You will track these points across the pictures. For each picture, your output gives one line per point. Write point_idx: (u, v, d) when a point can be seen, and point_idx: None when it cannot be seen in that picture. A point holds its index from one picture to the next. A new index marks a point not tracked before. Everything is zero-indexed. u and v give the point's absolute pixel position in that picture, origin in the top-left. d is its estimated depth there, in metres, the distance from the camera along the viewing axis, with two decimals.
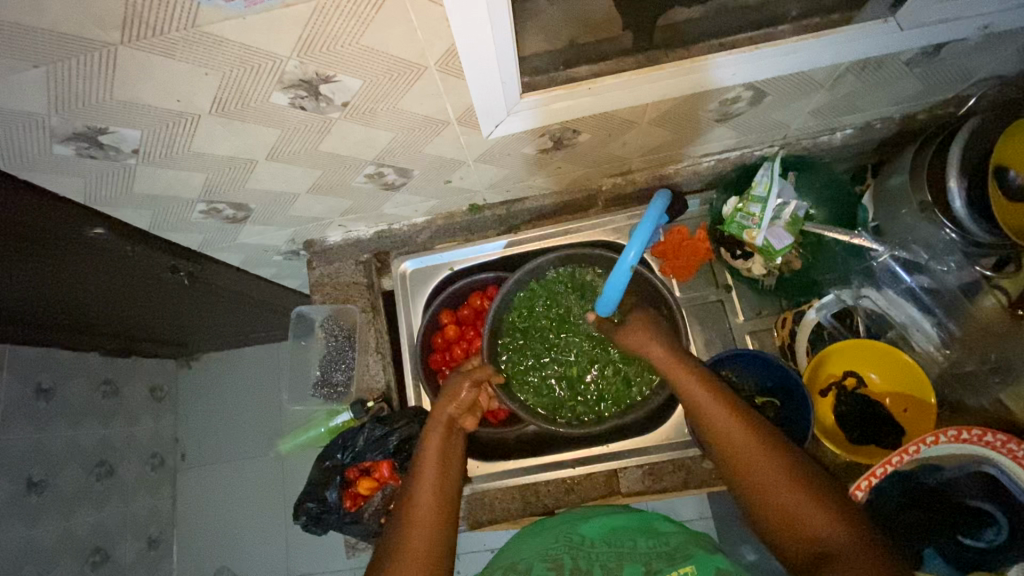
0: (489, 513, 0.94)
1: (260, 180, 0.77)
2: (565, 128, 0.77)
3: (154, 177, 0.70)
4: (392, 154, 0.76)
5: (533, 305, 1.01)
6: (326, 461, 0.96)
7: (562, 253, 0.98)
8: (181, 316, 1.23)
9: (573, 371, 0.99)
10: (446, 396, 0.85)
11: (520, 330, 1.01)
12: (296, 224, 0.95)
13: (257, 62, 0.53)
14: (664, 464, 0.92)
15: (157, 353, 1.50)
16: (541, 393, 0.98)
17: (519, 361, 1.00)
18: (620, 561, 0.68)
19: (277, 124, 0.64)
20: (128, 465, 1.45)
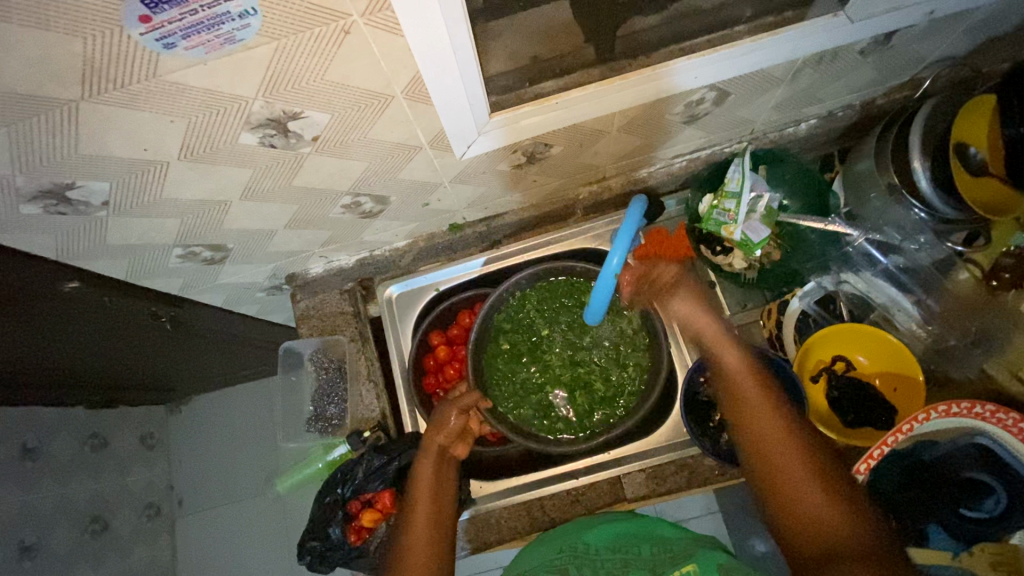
0: (497, 533, 0.92)
1: (236, 220, 0.76)
2: (536, 142, 0.78)
3: (126, 226, 0.69)
4: (367, 183, 0.76)
5: (515, 320, 1.01)
6: (326, 497, 0.94)
7: (541, 267, 0.99)
8: (166, 361, 1.21)
9: (562, 384, 1.00)
10: (436, 423, 0.84)
11: (503, 348, 1.01)
12: (278, 259, 0.94)
13: (222, 105, 0.53)
14: (662, 464, 0.91)
15: (145, 400, 1.47)
16: (530, 411, 0.99)
17: (505, 381, 1.00)
18: (626, 568, 0.71)
19: (248, 164, 0.64)
20: (123, 519, 1.41)
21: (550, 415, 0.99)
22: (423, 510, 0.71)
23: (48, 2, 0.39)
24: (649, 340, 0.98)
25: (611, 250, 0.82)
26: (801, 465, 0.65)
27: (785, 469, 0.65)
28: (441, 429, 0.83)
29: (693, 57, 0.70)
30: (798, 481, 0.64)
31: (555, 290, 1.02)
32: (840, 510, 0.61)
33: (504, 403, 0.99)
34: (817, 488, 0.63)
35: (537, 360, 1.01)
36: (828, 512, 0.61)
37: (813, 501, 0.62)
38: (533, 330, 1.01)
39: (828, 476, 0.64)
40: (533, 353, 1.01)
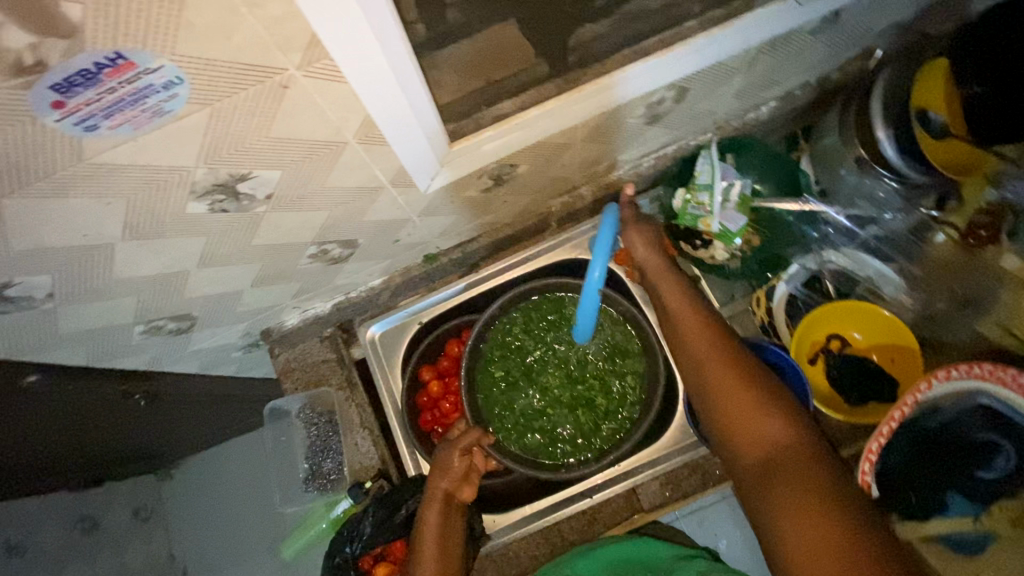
0: (516, 566, 0.89)
1: (198, 287, 0.72)
2: (500, 165, 0.75)
3: (79, 313, 0.64)
4: (332, 230, 0.73)
5: (503, 346, 0.99)
6: (336, 558, 0.91)
7: (522, 288, 0.97)
8: (148, 434, 1.15)
9: (561, 404, 0.97)
10: (440, 468, 0.86)
11: (494, 376, 0.98)
12: (250, 318, 0.90)
13: (162, 179, 0.49)
14: (673, 470, 0.90)
15: (130, 474, 1.40)
16: (532, 435, 0.96)
17: (502, 409, 0.97)
18: None
19: (201, 232, 0.60)
20: None
21: (553, 437, 0.96)
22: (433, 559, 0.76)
23: None
24: (642, 343, 0.95)
25: (592, 261, 0.79)
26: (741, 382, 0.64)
27: (729, 396, 0.64)
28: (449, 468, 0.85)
29: (649, 59, 0.68)
30: (742, 397, 0.63)
31: (539, 309, 0.99)
32: (778, 418, 0.60)
33: (504, 435, 0.96)
34: (760, 400, 0.62)
35: (532, 385, 0.98)
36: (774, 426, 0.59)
37: (758, 416, 0.61)
38: (522, 353, 0.99)
39: (762, 389, 0.63)
40: (525, 377, 0.98)
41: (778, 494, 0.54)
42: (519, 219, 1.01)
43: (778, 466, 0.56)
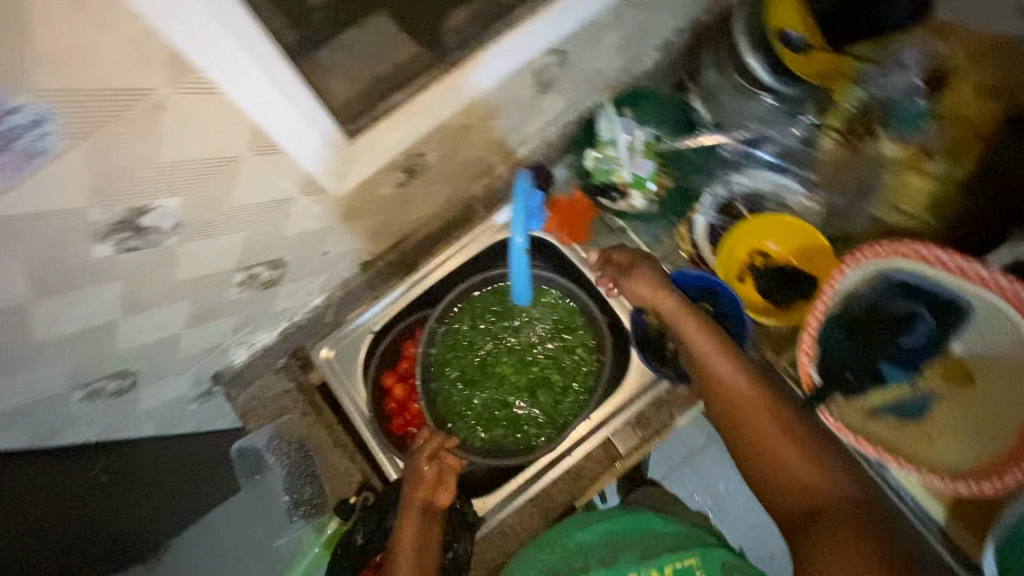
0: (515, 540, 0.92)
1: (130, 337, 0.71)
2: (404, 156, 0.77)
3: (7, 387, 0.63)
4: (254, 251, 0.73)
5: (453, 347, 1.02)
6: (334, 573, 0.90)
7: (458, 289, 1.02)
8: None
9: (517, 388, 1.00)
10: (411, 477, 0.87)
11: (451, 378, 1.01)
12: (196, 361, 0.88)
13: (58, 226, 0.50)
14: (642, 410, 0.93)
15: None
16: (495, 425, 0.99)
17: (461, 402, 1.01)
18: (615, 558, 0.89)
19: (117, 276, 0.60)
20: None
21: (514, 420, 1.00)
22: (411, 575, 0.80)
23: None
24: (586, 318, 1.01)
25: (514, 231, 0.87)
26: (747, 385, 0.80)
27: (735, 393, 0.80)
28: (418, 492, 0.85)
29: (518, 28, 0.73)
30: (753, 403, 0.79)
31: (480, 296, 1.03)
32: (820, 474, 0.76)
33: (473, 432, 0.99)
34: (753, 393, 0.80)
35: (490, 378, 1.01)
36: (773, 423, 0.78)
37: (772, 428, 0.78)
38: (473, 348, 1.02)
39: (814, 458, 0.77)
40: (479, 371, 1.01)
41: (826, 537, 0.70)
42: (444, 209, 1.03)
43: (824, 518, 0.73)
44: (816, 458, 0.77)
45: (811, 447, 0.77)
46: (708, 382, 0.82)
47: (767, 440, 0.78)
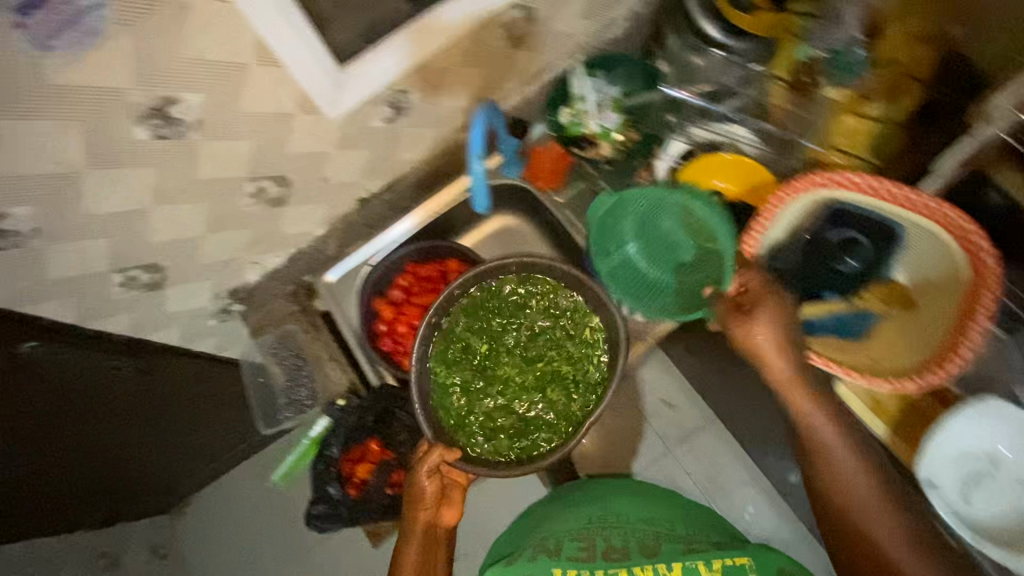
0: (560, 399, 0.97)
1: (297, 139, 0.83)
2: (522, 10, 0.90)
3: (214, 152, 0.76)
4: (404, 76, 0.85)
5: (449, 350, 0.94)
6: (323, 459, 1.04)
7: (448, 292, 0.92)
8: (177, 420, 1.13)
9: (521, 388, 0.96)
10: (416, 496, 0.85)
11: (450, 382, 0.93)
12: (330, 200, 0.99)
13: (273, 10, 0.65)
14: (714, 258, 0.94)
15: (144, 508, 1.30)
16: (498, 432, 0.93)
17: (456, 419, 0.92)
18: (658, 539, 0.90)
19: (310, 63, 0.73)
20: (133, 554, 1.29)
21: (524, 427, 0.93)
22: None
23: None
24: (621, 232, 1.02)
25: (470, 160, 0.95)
26: (802, 402, 0.77)
27: (830, 450, 0.77)
28: (766, 345, 0.76)
29: None
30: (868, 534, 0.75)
31: (558, 167, 1.08)
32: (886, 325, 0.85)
33: (523, 395, 0.95)
34: (866, 493, 0.76)
35: (508, 349, 0.97)
36: (864, 481, 0.76)
37: (846, 463, 0.76)
38: (467, 352, 0.95)
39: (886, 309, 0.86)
40: (482, 375, 0.95)
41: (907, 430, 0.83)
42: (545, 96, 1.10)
43: (914, 411, 0.83)
44: (896, 523, 0.74)
45: (926, 539, 0.73)
46: (806, 436, 0.79)
47: (830, 478, 0.78)
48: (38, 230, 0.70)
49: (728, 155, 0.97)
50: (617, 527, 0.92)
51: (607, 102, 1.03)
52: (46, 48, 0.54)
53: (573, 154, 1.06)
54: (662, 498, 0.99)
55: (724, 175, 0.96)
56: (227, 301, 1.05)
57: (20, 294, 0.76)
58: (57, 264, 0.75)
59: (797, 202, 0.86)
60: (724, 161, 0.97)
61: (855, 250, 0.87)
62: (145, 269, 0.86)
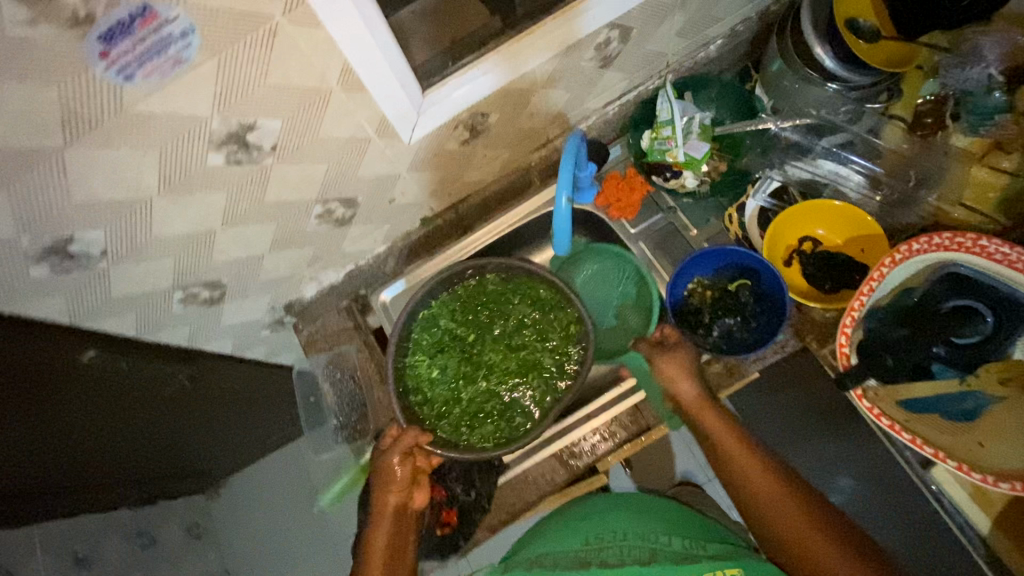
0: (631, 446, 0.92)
1: (370, 163, 0.78)
2: (617, 30, 0.82)
3: (286, 177, 0.72)
4: (487, 100, 0.79)
5: (427, 335, 0.97)
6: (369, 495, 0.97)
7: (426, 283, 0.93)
8: (214, 420, 1.14)
9: (500, 372, 0.98)
10: (382, 476, 0.83)
11: (434, 370, 0.97)
12: (393, 220, 0.95)
13: (365, 38, 0.59)
14: (810, 321, 0.85)
15: (180, 487, 1.31)
16: (479, 417, 0.94)
17: (431, 401, 0.94)
18: (654, 556, 0.71)
19: (394, 89, 0.67)
20: (168, 529, 1.31)
21: (501, 413, 0.95)
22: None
23: None
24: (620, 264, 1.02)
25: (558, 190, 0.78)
26: (714, 426, 0.78)
27: (748, 479, 0.73)
28: (682, 387, 0.82)
29: None
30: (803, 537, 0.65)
31: (638, 198, 0.99)
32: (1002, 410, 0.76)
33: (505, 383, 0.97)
34: (758, 479, 0.72)
35: (492, 338, 1.00)
36: (768, 488, 0.71)
37: (788, 522, 0.67)
38: (448, 337, 0.98)
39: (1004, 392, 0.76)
40: (462, 359, 0.98)
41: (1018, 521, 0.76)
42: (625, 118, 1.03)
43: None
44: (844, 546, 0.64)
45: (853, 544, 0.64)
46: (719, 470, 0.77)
47: (780, 517, 0.68)
48: (106, 253, 0.67)
49: (838, 202, 0.88)
50: (612, 546, 0.75)
51: (696, 129, 0.95)
52: (128, 77, 0.50)
53: (652, 183, 0.98)
54: (661, 510, 0.82)
55: (827, 223, 0.89)
56: (281, 314, 1.02)
57: (84, 310, 0.74)
58: (122, 284, 0.73)
59: (905, 266, 0.81)
60: (832, 208, 0.88)
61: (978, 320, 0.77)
62: (206, 286, 0.83)
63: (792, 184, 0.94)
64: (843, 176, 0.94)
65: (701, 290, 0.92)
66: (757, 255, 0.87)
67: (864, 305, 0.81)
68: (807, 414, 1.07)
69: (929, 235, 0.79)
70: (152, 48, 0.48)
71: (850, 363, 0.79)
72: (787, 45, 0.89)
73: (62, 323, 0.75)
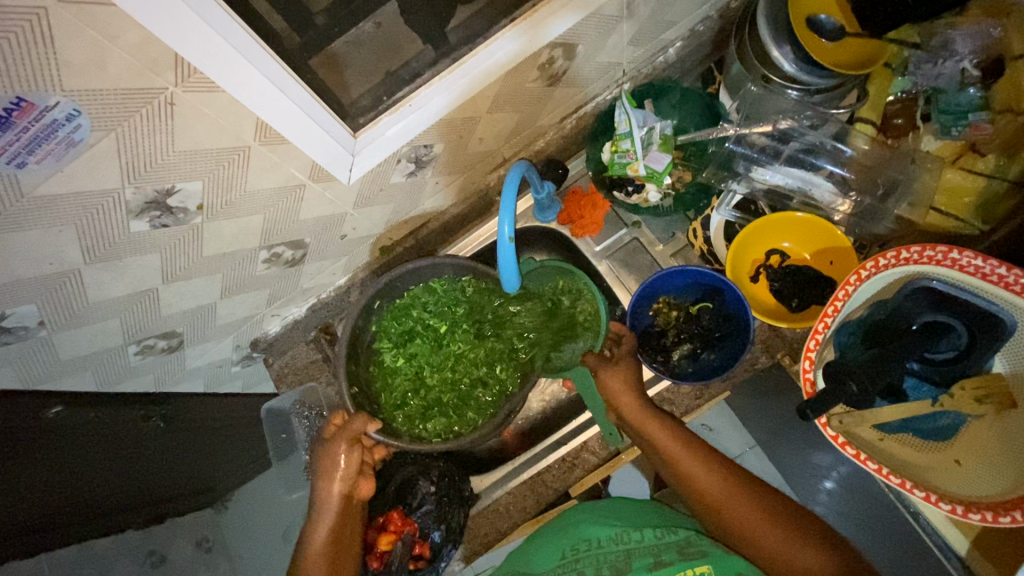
0: (594, 476, 0.91)
1: (311, 207, 0.76)
2: (561, 48, 0.77)
3: (221, 232, 0.70)
4: (428, 133, 0.76)
5: (395, 322, 0.93)
6: None
7: (383, 279, 0.87)
8: (203, 445, 1.05)
9: (467, 363, 0.95)
10: (326, 469, 0.75)
11: (399, 359, 0.93)
12: (349, 252, 0.93)
13: (272, 96, 0.57)
14: (780, 336, 0.86)
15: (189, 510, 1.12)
16: (432, 412, 0.92)
17: (389, 390, 0.93)
18: (629, 557, 0.70)
19: (318, 139, 0.65)
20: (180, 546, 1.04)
21: (454, 407, 0.93)
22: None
23: (173, 19, 0.45)
24: (587, 288, 0.90)
25: (500, 218, 0.68)
26: (656, 434, 0.75)
27: (697, 482, 0.70)
28: (625, 401, 0.80)
29: None
30: (753, 524, 0.64)
31: (600, 215, 0.96)
32: (984, 425, 0.71)
33: (470, 380, 0.94)
34: (716, 485, 0.69)
35: (465, 331, 0.95)
36: (723, 491, 0.68)
37: (741, 519, 0.65)
38: (416, 326, 0.94)
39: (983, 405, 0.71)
40: (428, 349, 0.94)
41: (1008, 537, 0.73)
42: (583, 132, 0.99)
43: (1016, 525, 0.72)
44: (797, 536, 0.62)
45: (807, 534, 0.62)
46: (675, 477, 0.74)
47: (731, 514, 0.66)
48: (44, 323, 0.66)
49: (801, 213, 0.87)
50: (589, 555, 0.74)
51: (657, 140, 0.91)
52: (21, 165, 0.48)
53: (614, 199, 0.95)
54: (637, 509, 0.83)
55: (792, 236, 0.89)
56: (248, 351, 1.02)
57: (36, 374, 0.74)
58: (70, 345, 0.73)
59: (874, 281, 0.77)
60: (796, 221, 0.88)
61: (949, 340, 0.72)
62: (160, 337, 0.83)
63: (759, 198, 0.93)
64: (815, 187, 0.91)
65: (665, 310, 0.91)
66: (719, 274, 0.85)
67: (830, 325, 0.79)
68: (792, 421, 1.04)
69: (897, 250, 0.75)
70: (37, 135, 0.46)
71: (816, 390, 0.76)
72: (747, 51, 0.83)
73: (20, 389, 0.78)
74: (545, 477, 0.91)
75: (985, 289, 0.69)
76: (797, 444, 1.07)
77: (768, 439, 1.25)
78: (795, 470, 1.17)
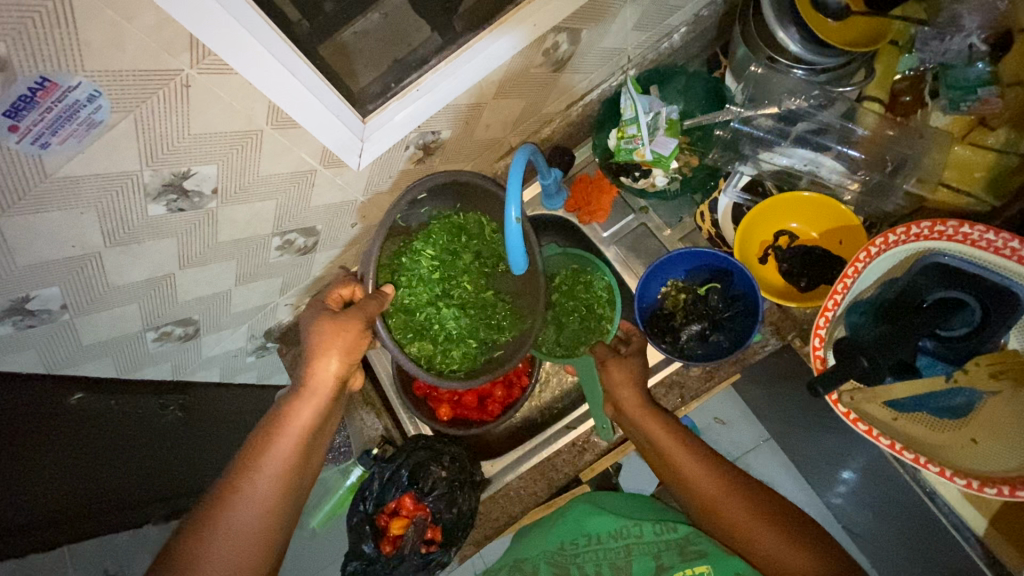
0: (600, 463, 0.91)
1: (323, 193, 0.78)
2: (565, 33, 0.78)
3: (235, 218, 0.72)
4: (436, 119, 0.77)
5: (446, 235, 0.86)
6: (353, 517, 0.93)
7: (453, 174, 0.79)
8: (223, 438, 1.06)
9: (490, 304, 0.90)
10: (320, 349, 0.72)
11: (433, 275, 0.87)
12: (358, 240, 0.95)
13: (283, 78, 0.58)
14: (791, 318, 0.85)
15: None
16: (432, 335, 0.88)
17: (410, 293, 0.85)
18: (629, 556, 0.73)
19: (328, 122, 0.66)
20: None
21: (445, 340, 0.88)
22: (287, 452, 0.68)
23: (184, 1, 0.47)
24: (605, 282, 0.94)
25: (507, 201, 0.69)
26: (657, 433, 0.74)
27: (693, 483, 0.70)
28: (625, 397, 0.79)
29: None
30: (745, 526, 0.65)
31: (607, 201, 0.97)
32: (1003, 398, 0.70)
33: (485, 327, 0.90)
34: (710, 482, 0.69)
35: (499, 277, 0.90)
36: (718, 489, 0.68)
37: (735, 519, 0.65)
38: (461, 249, 0.88)
39: (1001, 378, 0.70)
40: (463, 275, 0.89)
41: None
42: (589, 119, 0.99)
43: None
44: (790, 538, 0.62)
45: (796, 532, 0.63)
46: (669, 473, 0.73)
47: (726, 515, 0.66)
48: (67, 306, 0.69)
49: (808, 193, 0.87)
50: (588, 550, 0.75)
51: (663, 125, 0.90)
52: (44, 145, 0.50)
53: (621, 184, 0.96)
54: (633, 501, 0.85)
55: (800, 216, 0.89)
56: (262, 340, 1.05)
57: (59, 358, 0.77)
58: (90, 330, 0.75)
59: (884, 258, 0.76)
60: (805, 201, 0.88)
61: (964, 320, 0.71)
62: (177, 324, 0.85)
63: (767, 181, 0.93)
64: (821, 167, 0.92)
65: (674, 293, 0.93)
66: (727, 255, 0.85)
67: (839, 303, 0.79)
68: (806, 407, 1.04)
69: (906, 226, 0.74)
70: (60, 117, 0.48)
71: (825, 366, 0.77)
72: (750, 33, 0.83)
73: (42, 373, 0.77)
74: (555, 462, 0.91)
75: (997, 263, 0.68)
76: (811, 430, 1.06)
77: (781, 428, 1.24)
78: (810, 459, 1.15)
